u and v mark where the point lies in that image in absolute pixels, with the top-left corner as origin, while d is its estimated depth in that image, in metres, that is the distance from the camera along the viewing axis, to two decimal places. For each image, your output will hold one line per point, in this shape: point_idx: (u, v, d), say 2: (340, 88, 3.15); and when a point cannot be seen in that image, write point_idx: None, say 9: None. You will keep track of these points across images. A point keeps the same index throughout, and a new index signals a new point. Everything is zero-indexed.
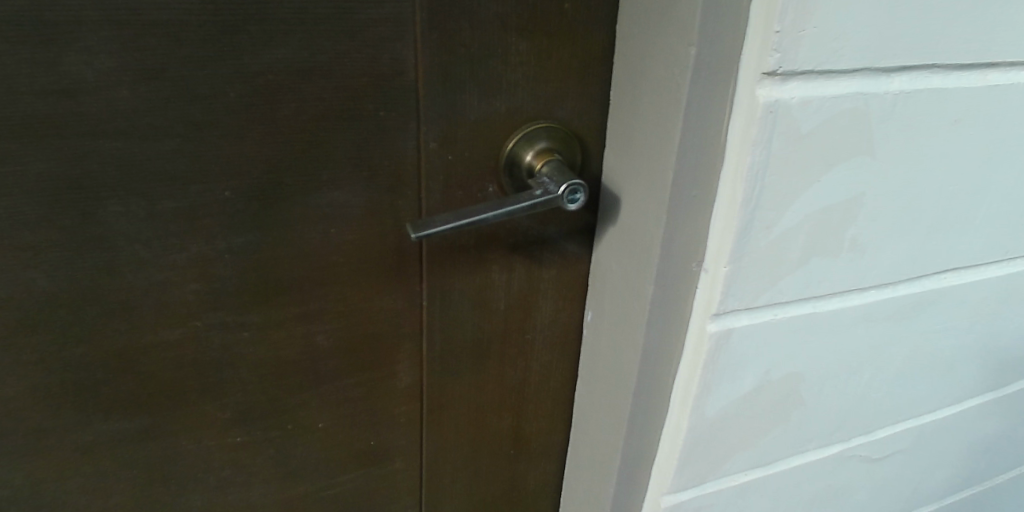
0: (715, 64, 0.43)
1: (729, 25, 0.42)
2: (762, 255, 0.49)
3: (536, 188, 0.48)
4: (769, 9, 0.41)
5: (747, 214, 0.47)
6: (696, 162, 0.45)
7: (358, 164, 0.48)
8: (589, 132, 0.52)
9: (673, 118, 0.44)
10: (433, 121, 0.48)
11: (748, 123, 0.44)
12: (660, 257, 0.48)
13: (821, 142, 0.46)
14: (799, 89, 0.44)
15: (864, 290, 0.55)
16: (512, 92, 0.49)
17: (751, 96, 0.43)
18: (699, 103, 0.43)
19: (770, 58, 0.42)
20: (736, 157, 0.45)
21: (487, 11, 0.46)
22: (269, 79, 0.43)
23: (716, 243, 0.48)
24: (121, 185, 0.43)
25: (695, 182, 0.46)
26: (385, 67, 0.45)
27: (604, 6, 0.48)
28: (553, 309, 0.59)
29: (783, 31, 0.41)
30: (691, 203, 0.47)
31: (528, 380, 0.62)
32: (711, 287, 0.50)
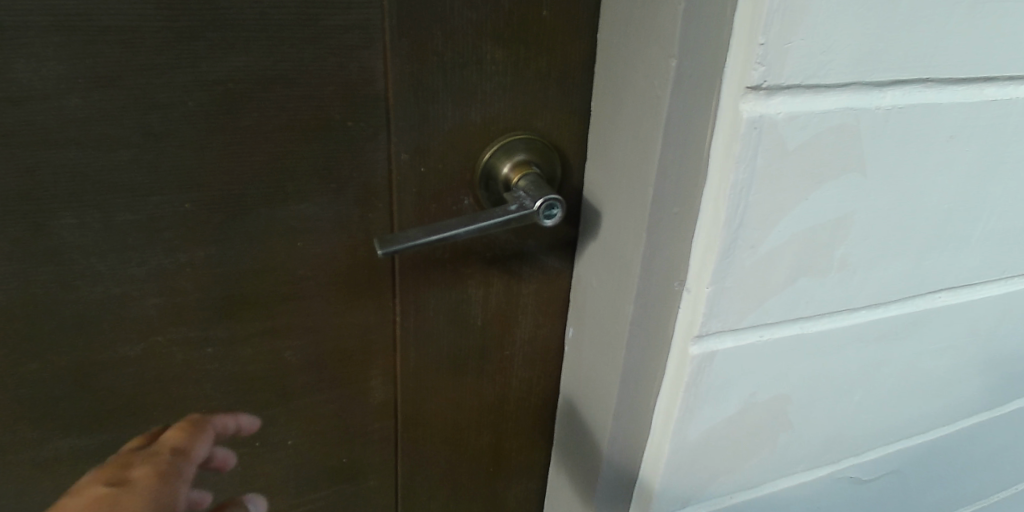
0: (695, 76, 0.40)
1: (711, 37, 0.40)
2: (746, 276, 0.47)
3: (512, 202, 0.46)
4: (753, 19, 0.39)
5: (731, 234, 0.45)
6: (677, 179, 0.43)
7: (326, 176, 0.46)
8: (570, 144, 0.50)
9: (653, 132, 0.42)
10: (405, 131, 0.46)
11: (731, 139, 0.42)
12: (640, 276, 0.46)
13: (808, 159, 0.44)
14: (785, 104, 0.41)
15: (855, 310, 0.53)
16: (488, 102, 0.47)
17: (734, 110, 0.41)
18: (680, 118, 0.41)
19: (754, 72, 0.40)
20: (719, 175, 0.43)
21: (460, 18, 0.44)
22: (230, 87, 0.41)
23: (698, 262, 0.46)
24: (75, 197, 0.42)
25: (676, 199, 0.44)
26: (353, 76, 0.43)
27: (585, 14, 0.46)
28: (533, 326, 0.57)
29: (767, 44, 0.39)
30: (672, 221, 0.45)
31: (508, 397, 0.60)
32: (694, 308, 0.47)
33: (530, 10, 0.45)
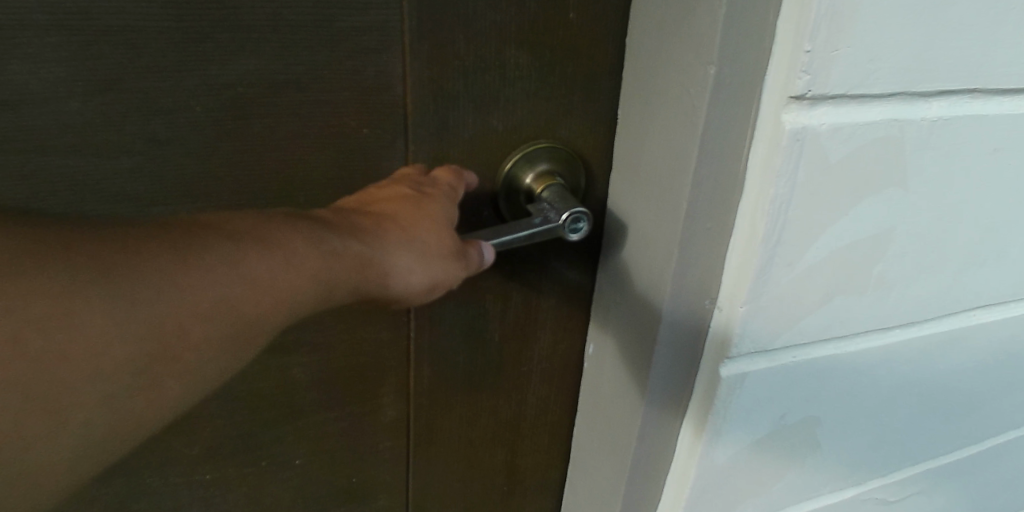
0: (734, 84, 0.38)
1: (752, 42, 0.37)
2: (783, 294, 0.44)
3: (536, 214, 0.44)
4: (799, 25, 0.36)
5: (768, 251, 0.42)
6: (712, 191, 0.41)
7: (340, 185, 0.44)
8: (594, 153, 0.48)
9: (688, 142, 0.39)
10: (423, 139, 0.44)
11: (771, 151, 0.40)
12: (671, 294, 0.44)
13: (851, 171, 0.42)
14: (829, 115, 0.39)
15: (890, 329, 0.51)
16: (511, 108, 0.45)
17: (775, 121, 0.39)
18: (717, 127, 0.39)
19: (798, 80, 0.37)
20: (758, 188, 0.41)
21: (484, 20, 0.41)
22: (239, 92, 0.39)
23: (732, 280, 0.44)
24: (75, 207, 0.39)
25: (710, 214, 0.42)
26: (370, 80, 0.41)
27: (613, 17, 0.44)
28: (552, 341, 0.55)
29: (813, 51, 0.37)
30: (705, 236, 0.42)
31: (524, 413, 0.57)
32: (726, 328, 0.45)
33: (555, 12, 0.43)
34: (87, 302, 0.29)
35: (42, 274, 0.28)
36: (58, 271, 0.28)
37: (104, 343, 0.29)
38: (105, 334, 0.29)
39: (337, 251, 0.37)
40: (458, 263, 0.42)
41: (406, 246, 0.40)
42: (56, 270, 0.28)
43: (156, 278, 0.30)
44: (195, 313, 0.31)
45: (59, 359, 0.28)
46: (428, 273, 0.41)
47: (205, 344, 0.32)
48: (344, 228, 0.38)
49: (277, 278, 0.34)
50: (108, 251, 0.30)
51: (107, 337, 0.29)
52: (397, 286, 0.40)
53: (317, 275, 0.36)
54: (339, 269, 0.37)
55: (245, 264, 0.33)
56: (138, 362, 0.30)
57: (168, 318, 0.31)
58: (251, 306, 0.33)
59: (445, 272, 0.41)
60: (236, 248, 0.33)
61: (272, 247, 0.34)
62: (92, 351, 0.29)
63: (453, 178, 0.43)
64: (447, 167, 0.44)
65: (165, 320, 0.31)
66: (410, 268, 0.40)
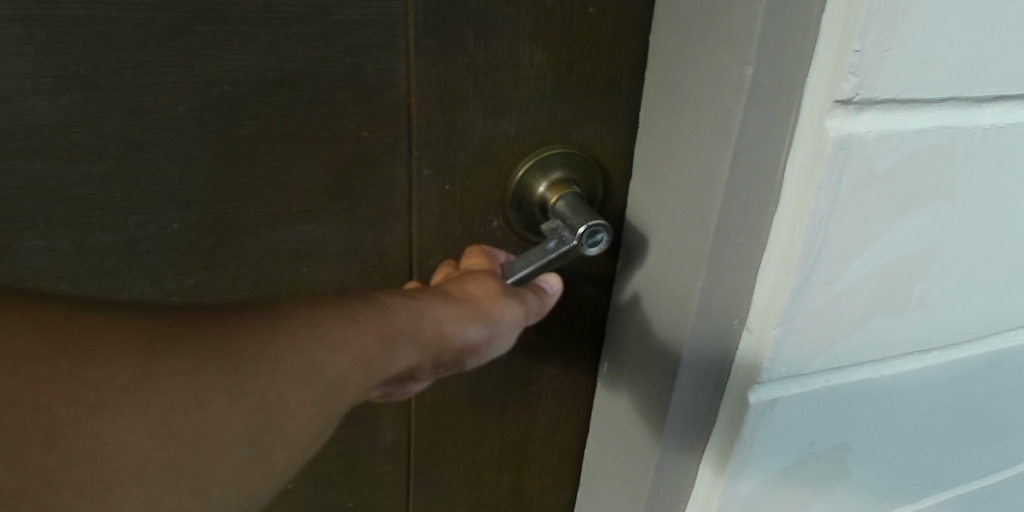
0: (772, 86, 0.34)
1: (794, 39, 0.34)
2: (819, 316, 0.41)
3: (550, 237, 0.40)
4: (848, 22, 0.33)
5: (806, 270, 0.38)
6: (744, 203, 0.37)
7: (337, 194, 0.40)
8: (612, 159, 0.44)
9: (721, 150, 0.36)
10: (427, 142, 0.40)
11: (813, 161, 0.36)
12: (697, 315, 0.40)
13: (897, 184, 0.38)
14: (876, 122, 0.35)
15: (928, 352, 0.47)
16: (523, 111, 0.41)
17: (817, 128, 0.35)
18: (753, 133, 0.35)
19: (845, 84, 0.33)
20: (797, 201, 0.37)
21: (495, 14, 0.38)
22: (225, 91, 0.35)
23: (763, 301, 0.41)
24: (44, 216, 0.35)
25: (741, 227, 0.38)
26: (370, 79, 0.37)
27: (636, 12, 0.40)
28: (562, 359, 0.51)
29: (863, 51, 0.33)
30: (735, 252, 0.39)
31: (532, 435, 0.54)
32: (756, 352, 0.41)
33: (573, 6, 0.39)
34: (203, 378, 0.26)
35: (151, 359, 0.25)
36: (170, 347, 0.26)
37: (223, 417, 0.26)
38: (219, 413, 0.26)
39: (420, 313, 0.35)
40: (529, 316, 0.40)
41: (464, 298, 0.37)
42: (163, 350, 0.25)
43: (262, 346, 0.28)
44: (300, 380, 0.28)
45: (180, 445, 0.25)
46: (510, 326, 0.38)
47: (306, 410, 0.28)
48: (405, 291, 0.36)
49: (359, 337, 0.31)
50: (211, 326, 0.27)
51: (222, 411, 0.26)
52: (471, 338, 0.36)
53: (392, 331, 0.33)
54: (411, 325, 0.34)
55: (333, 328, 0.30)
56: (249, 439, 0.27)
57: (273, 387, 0.28)
58: (343, 368, 0.30)
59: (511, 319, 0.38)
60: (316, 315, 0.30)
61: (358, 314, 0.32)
62: (210, 431, 0.26)
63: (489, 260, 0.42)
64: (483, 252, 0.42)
65: (276, 392, 0.28)
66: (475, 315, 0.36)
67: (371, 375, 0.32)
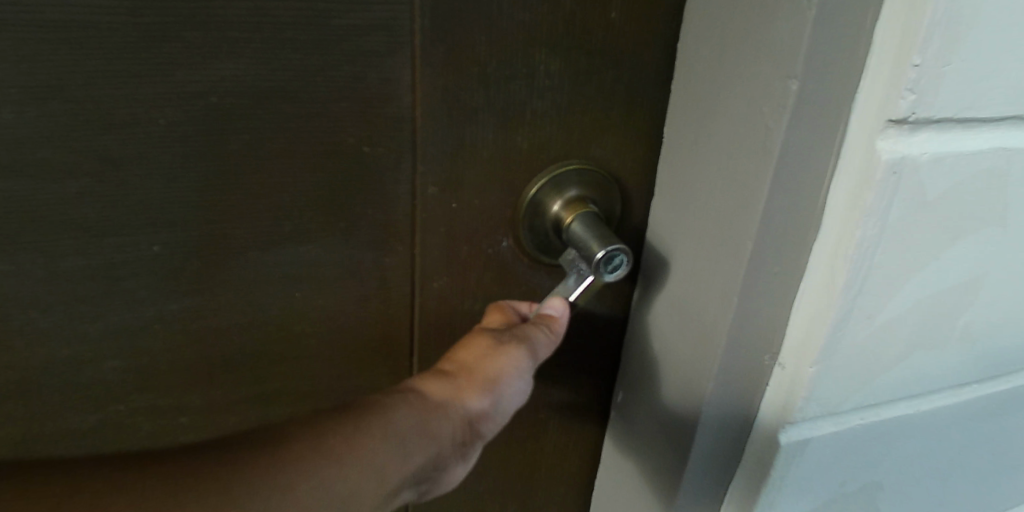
0: (818, 103, 0.31)
1: (844, 50, 0.30)
2: (858, 353, 0.37)
3: (569, 270, 0.38)
4: (907, 34, 0.29)
5: (848, 305, 0.35)
6: (782, 229, 0.34)
7: (335, 214, 0.37)
8: (632, 176, 0.41)
9: (761, 172, 0.32)
10: (434, 158, 0.37)
11: (861, 185, 0.32)
12: (726, 349, 0.37)
13: (949, 209, 0.34)
14: (929, 143, 0.32)
15: (967, 385, 0.44)
16: (538, 124, 0.38)
17: (867, 149, 0.32)
18: (795, 153, 0.32)
19: (901, 101, 0.30)
20: (841, 228, 0.34)
21: (510, 19, 0.35)
22: (213, 101, 0.32)
23: (801, 335, 0.37)
24: (9, 239, 0.32)
25: (777, 256, 0.35)
26: (372, 89, 0.34)
27: (663, 17, 0.37)
28: (574, 386, 0.48)
29: (923, 65, 0.29)
30: (769, 282, 0.36)
31: (539, 465, 0.51)
32: (790, 389, 0.38)
33: (596, 11, 0.36)
34: None
35: None
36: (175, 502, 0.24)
37: None
38: None
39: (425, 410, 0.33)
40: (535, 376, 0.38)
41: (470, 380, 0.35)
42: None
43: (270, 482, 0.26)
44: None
45: None
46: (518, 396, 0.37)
47: None
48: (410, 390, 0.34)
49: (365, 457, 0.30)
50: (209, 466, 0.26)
51: None
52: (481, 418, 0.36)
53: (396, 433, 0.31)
54: (420, 426, 0.33)
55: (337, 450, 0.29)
56: None
57: None
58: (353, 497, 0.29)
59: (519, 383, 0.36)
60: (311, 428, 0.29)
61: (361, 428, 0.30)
62: None
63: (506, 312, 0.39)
64: (497, 307, 0.40)
65: None
66: (479, 387, 0.35)
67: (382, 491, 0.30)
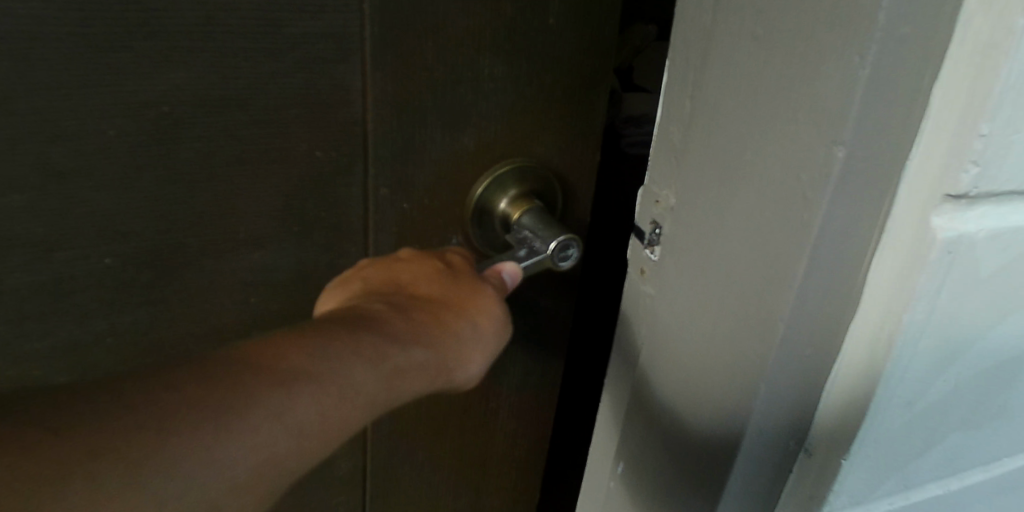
0: (868, 170, 0.26)
1: (898, 113, 0.25)
2: (890, 444, 0.34)
3: (519, 246, 0.40)
4: (970, 98, 0.25)
5: (884, 395, 0.32)
6: (816, 312, 0.30)
7: (289, 219, 0.37)
8: (571, 171, 0.43)
9: (789, 252, 0.28)
10: (385, 161, 0.38)
11: (909, 268, 0.28)
12: (742, 434, 0.33)
13: (1010, 279, 0.30)
14: (987, 217, 0.28)
15: (1000, 461, 0.40)
16: (483, 124, 0.39)
17: (919, 224, 0.27)
18: (835, 227, 0.27)
19: (963, 175, 0.26)
20: (884, 311, 0.30)
21: (455, 25, 0.36)
22: (164, 112, 0.32)
23: (827, 426, 0.34)
24: None
25: (807, 338, 0.30)
26: (325, 95, 0.35)
27: (595, 22, 0.39)
28: (520, 374, 0.50)
29: (990, 135, 0.25)
30: (800, 364, 0.31)
31: (490, 453, 0.52)
32: (817, 482, 0.35)
33: (535, 17, 0.38)
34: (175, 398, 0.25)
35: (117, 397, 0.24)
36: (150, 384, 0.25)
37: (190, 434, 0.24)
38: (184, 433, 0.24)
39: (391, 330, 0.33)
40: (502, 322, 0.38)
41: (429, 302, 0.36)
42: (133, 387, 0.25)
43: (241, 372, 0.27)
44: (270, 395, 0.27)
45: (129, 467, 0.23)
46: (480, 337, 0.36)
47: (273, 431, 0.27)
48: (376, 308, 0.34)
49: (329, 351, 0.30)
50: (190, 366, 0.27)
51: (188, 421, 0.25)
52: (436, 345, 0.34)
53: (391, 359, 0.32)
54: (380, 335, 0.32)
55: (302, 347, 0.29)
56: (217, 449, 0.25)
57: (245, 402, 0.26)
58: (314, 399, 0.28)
59: (495, 332, 0.37)
60: (311, 344, 0.29)
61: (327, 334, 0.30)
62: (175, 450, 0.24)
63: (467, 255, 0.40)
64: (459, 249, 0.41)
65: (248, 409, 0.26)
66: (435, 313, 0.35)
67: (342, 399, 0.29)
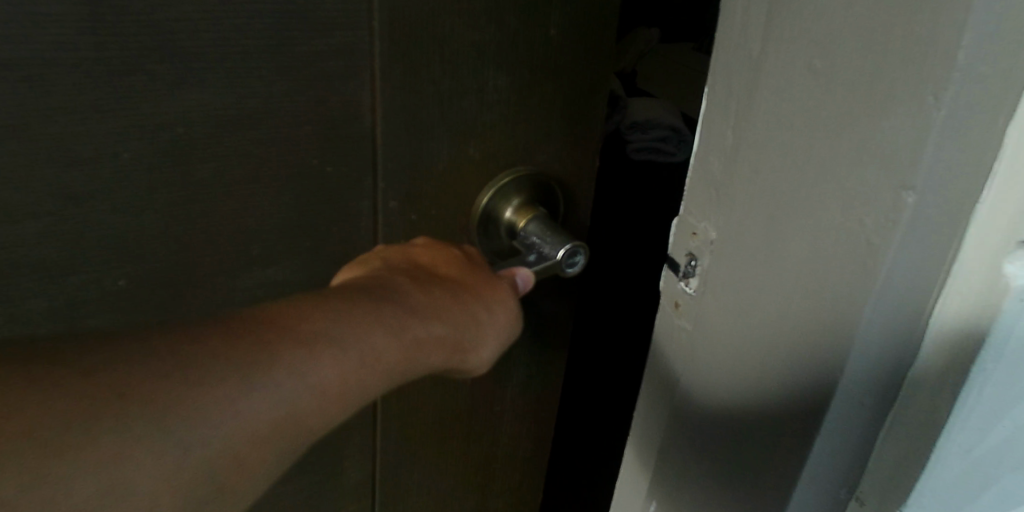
0: (939, 220, 0.23)
1: (977, 155, 0.22)
2: (945, 491, 0.31)
3: (528, 251, 0.41)
4: None
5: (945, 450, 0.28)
6: (874, 370, 0.26)
7: (300, 234, 0.37)
8: (572, 177, 0.44)
9: (845, 309, 0.24)
10: (394, 174, 0.38)
11: (980, 314, 0.25)
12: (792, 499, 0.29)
13: None
14: None
15: None
16: (488, 134, 0.40)
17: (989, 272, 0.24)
18: (905, 280, 0.24)
19: None
20: (947, 363, 0.26)
21: (461, 39, 0.36)
22: (177, 133, 0.32)
23: (888, 463, 0.29)
24: None
25: (863, 394, 0.27)
26: (334, 111, 0.35)
27: (595, 32, 0.40)
28: (523, 379, 0.50)
29: None
30: (855, 422, 0.28)
31: (496, 456, 0.53)
32: None
33: (538, 28, 0.38)
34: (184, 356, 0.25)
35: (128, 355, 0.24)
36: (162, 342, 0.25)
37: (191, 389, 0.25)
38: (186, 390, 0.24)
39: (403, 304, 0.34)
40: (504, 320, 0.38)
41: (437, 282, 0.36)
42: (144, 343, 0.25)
43: (249, 338, 0.27)
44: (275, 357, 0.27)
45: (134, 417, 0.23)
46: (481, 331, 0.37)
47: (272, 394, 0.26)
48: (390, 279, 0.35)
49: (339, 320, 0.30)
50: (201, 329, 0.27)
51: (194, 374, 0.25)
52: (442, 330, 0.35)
53: (412, 331, 0.33)
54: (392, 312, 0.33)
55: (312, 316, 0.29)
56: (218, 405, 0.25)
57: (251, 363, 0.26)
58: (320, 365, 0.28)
59: (507, 320, 0.38)
60: (320, 310, 0.30)
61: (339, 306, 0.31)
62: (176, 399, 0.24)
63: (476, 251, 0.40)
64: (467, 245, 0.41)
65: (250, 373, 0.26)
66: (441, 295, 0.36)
67: (346, 369, 0.30)
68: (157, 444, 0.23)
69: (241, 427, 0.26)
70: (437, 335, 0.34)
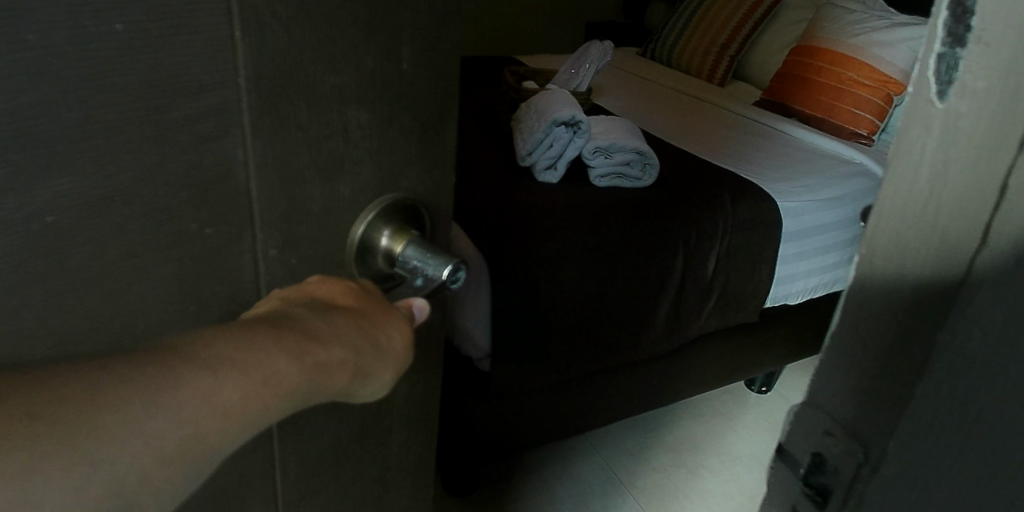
0: None
1: None
2: None
3: (412, 275, 0.43)
4: None
5: None
6: None
7: (185, 299, 0.36)
8: (434, 195, 0.46)
9: None
10: (271, 225, 0.38)
11: None
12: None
13: None
14: None
15: None
16: (357, 171, 0.41)
17: None
18: None
19: None
20: None
21: (325, 84, 0.37)
22: (46, 222, 0.30)
23: None
24: None
25: None
26: (209, 172, 0.34)
27: (444, 60, 0.42)
28: (408, 390, 0.52)
29: None
30: None
31: (391, 467, 0.55)
32: None
33: (393, 65, 0.39)
34: (121, 390, 0.27)
35: (76, 394, 0.26)
36: (104, 377, 0.27)
37: (123, 415, 0.26)
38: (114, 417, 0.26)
39: (309, 335, 0.35)
40: (398, 345, 0.40)
41: (341, 309, 0.38)
42: (89, 381, 0.26)
43: (175, 366, 0.29)
44: (190, 384, 0.29)
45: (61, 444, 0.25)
46: (377, 355, 0.38)
47: (184, 415, 0.28)
48: (302, 315, 0.36)
49: (250, 351, 0.31)
50: (140, 367, 0.28)
51: (127, 403, 0.27)
52: (345, 357, 0.36)
53: (315, 358, 0.34)
54: (302, 343, 0.34)
55: (222, 347, 0.31)
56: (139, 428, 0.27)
57: (171, 386, 0.28)
58: (231, 391, 0.30)
59: (402, 342, 0.40)
60: (223, 339, 0.31)
61: (248, 341, 0.32)
62: (103, 423, 0.26)
63: (370, 284, 0.42)
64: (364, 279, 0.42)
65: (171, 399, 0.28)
66: (341, 319, 0.37)
67: (258, 392, 0.31)
68: (76, 471, 0.25)
69: (157, 449, 0.27)
70: (339, 361, 0.36)
